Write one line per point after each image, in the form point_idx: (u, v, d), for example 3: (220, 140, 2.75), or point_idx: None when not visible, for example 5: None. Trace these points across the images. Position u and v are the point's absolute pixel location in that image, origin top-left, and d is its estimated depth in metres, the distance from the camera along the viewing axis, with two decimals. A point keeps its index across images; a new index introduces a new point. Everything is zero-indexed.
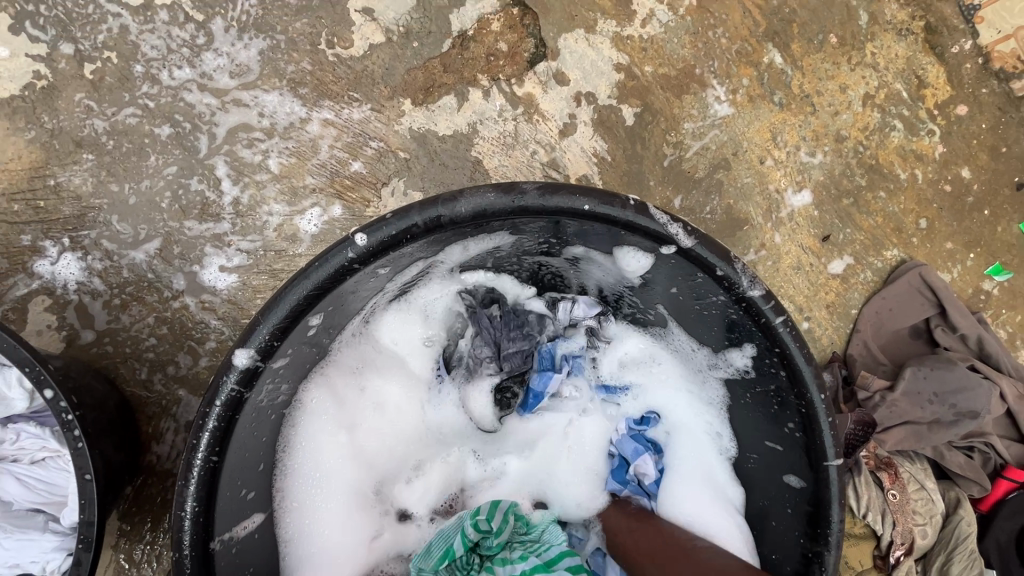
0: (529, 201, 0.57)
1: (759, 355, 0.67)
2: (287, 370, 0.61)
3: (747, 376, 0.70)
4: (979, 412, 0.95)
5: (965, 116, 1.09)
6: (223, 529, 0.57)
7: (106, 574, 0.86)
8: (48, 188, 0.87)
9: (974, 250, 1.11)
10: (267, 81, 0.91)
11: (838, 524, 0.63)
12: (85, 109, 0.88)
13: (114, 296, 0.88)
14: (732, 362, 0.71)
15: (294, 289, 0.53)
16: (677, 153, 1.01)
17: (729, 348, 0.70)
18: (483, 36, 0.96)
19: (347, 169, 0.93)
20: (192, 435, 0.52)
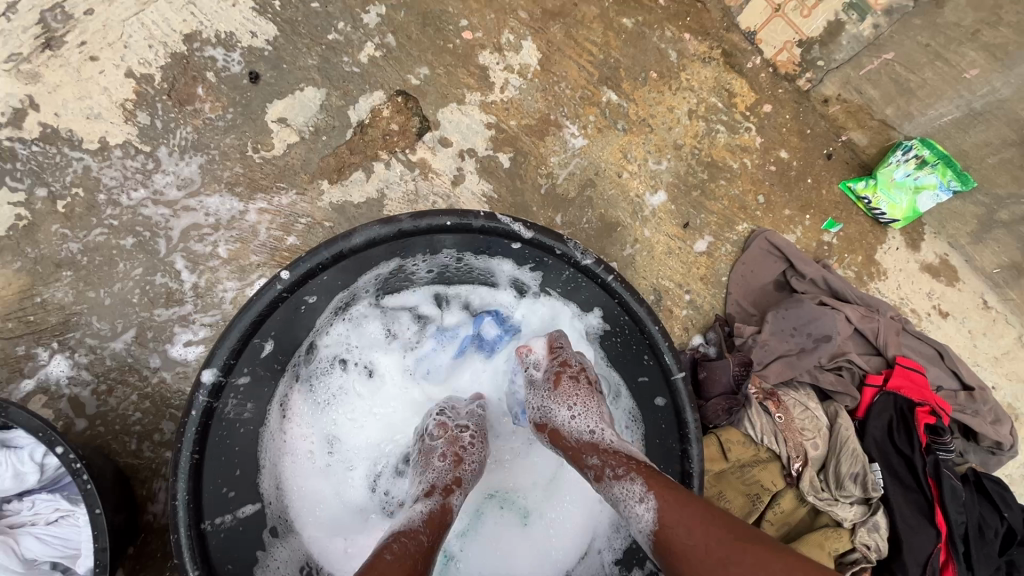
0: (405, 225, 0.80)
1: (607, 310, 0.90)
2: (250, 388, 0.80)
3: (607, 328, 0.93)
4: (831, 334, 1.17)
5: (771, 112, 1.38)
6: (211, 516, 0.74)
7: None
8: (36, 305, 1.05)
9: (809, 212, 1.37)
10: (209, 187, 1.14)
11: (694, 422, 0.83)
12: (62, 237, 1.08)
13: (102, 383, 1.04)
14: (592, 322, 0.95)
15: (242, 319, 0.74)
16: (550, 182, 1.26)
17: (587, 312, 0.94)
18: (378, 122, 1.21)
19: (284, 244, 1.15)
20: (177, 438, 0.70)
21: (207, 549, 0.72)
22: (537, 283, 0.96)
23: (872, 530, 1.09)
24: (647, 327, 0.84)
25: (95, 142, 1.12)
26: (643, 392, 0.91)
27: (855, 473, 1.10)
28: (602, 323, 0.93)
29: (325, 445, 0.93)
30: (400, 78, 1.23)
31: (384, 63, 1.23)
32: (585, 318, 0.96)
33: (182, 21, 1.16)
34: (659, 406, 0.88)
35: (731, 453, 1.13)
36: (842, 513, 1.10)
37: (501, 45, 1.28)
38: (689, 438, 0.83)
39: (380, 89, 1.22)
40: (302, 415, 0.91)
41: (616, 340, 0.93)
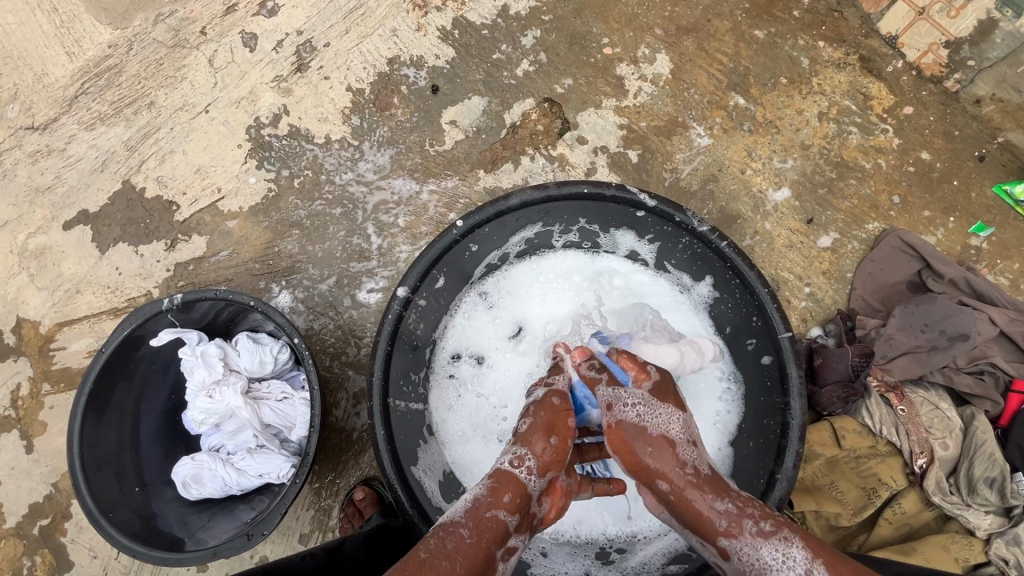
0: (551, 190, 0.98)
1: (717, 278, 1.01)
2: (423, 311, 1.04)
3: (716, 297, 1.04)
4: (968, 333, 1.13)
5: (912, 114, 1.38)
6: (395, 398, 0.98)
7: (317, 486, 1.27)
8: (274, 253, 1.44)
9: (953, 214, 1.33)
10: (396, 172, 1.46)
11: (799, 378, 0.90)
12: (295, 205, 1.47)
13: (310, 313, 1.39)
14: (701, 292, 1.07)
15: (428, 253, 0.98)
16: (674, 176, 1.39)
17: (698, 281, 1.06)
18: (527, 123, 1.46)
19: (446, 218, 1.43)
20: (377, 334, 0.95)
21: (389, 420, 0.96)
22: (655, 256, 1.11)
23: (1012, 543, 1.01)
24: (756, 289, 0.94)
25: (322, 137, 1.50)
26: (749, 354, 0.99)
27: (990, 480, 1.05)
28: (713, 291, 1.05)
29: (474, 399, 1.12)
30: (548, 87, 1.47)
31: (536, 76, 1.48)
32: (696, 289, 1.08)
33: (389, 48, 1.53)
34: (764, 364, 0.96)
35: (845, 441, 1.13)
36: (975, 521, 1.05)
37: (638, 58, 1.47)
38: (791, 392, 0.90)
39: (531, 96, 1.47)
40: (453, 370, 1.12)
41: (726, 305, 1.03)
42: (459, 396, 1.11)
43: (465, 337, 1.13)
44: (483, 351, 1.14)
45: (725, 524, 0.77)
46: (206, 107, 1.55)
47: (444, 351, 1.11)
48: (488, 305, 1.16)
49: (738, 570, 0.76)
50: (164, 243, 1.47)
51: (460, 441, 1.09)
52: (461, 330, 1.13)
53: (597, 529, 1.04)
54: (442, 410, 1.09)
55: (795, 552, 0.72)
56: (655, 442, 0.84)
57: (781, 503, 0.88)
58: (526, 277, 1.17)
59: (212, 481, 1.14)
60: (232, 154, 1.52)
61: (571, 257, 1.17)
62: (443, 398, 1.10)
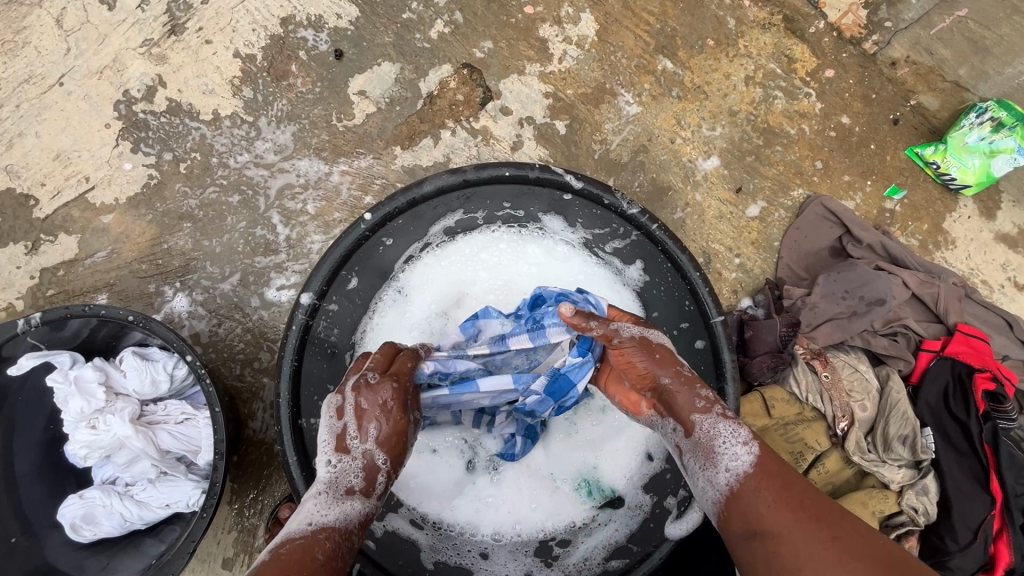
0: (470, 175, 0.91)
1: (647, 264, 0.98)
2: (336, 316, 0.94)
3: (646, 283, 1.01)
4: (885, 298, 1.16)
5: (833, 77, 1.37)
6: (308, 416, 0.88)
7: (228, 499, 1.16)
8: (164, 250, 1.26)
9: (870, 178, 1.35)
10: (300, 152, 1.30)
11: (731, 364, 0.89)
12: (183, 193, 1.28)
13: (213, 317, 1.23)
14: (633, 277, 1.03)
15: (334, 251, 0.87)
16: (604, 147, 1.33)
17: (629, 266, 1.02)
18: (445, 93, 1.33)
19: (362, 202, 1.29)
20: (281, 348, 0.84)
21: (305, 441, 0.86)
22: (585, 234, 1.02)
23: (921, 493, 1.08)
24: (688, 273, 0.90)
25: (209, 114, 1.31)
26: (683, 340, 0.96)
27: (903, 436, 1.10)
28: (644, 276, 1.00)
29: None
30: (466, 51, 1.34)
31: (451, 39, 1.34)
32: (626, 272, 1.03)
33: (281, 6, 1.33)
34: (697, 349, 0.94)
35: (775, 409, 1.16)
36: (889, 475, 1.10)
37: (561, 18, 1.36)
38: (725, 377, 0.89)
39: (448, 62, 1.34)
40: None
41: (659, 288, 0.99)
42: None
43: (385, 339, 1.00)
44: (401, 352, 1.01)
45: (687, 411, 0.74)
46: (59, 80, 1.30)
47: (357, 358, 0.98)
48: (399, 300, 1.02)
49: (693, 447, 0.73)
50: (23, 245, 1.24)
51: None
52: (371, 331, 1.00)
53: (535, 526, 1.00)
54: None
55: (747, 439, 0.70)
56: (656, 352, 0.78)
57: None
58: (439, 262, 1.03)
59: (107, 519, 1.01)
60: (100, 136, 1.29)
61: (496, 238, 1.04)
62: None
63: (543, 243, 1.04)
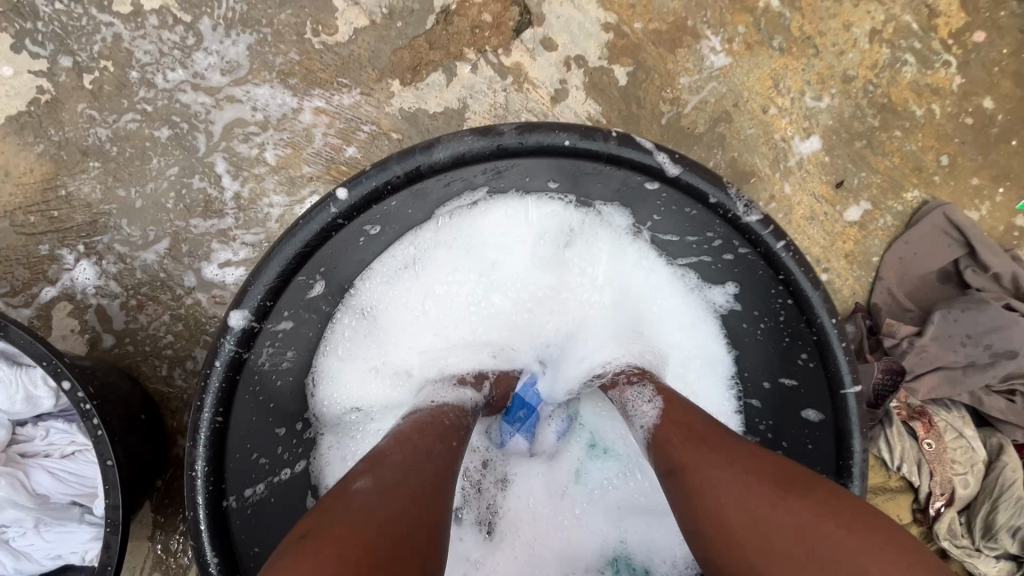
0: (508, 141, 0.58)
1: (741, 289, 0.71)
2: (288, 336, 0.64)
3: (734, 311, 0.74)
4: (1016, 351, 0.90)
5: (983, 42, 1.03)
6: (236, 488, 0.60)
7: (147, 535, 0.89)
8: (60, 198, 0.91)
9: (1003, 184, 1.05)
10: (258, 75, 0.93)
11: (861, 455, 0.61)
12: (88, 119, 0.91)
13: (131, 298, 0.91)
14: (715, 301, 0.75)
15: (285, 246, 0.55)
16: (674, 110, 0.99)
17: (712, 286, 0.74)
18: (466, 9, 0.95)
19: (342, 155, 0.94)
20: (196, 396, 0.54)
21: (229, 528, 0.59)
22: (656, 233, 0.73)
23: None
24: (817, 321, 0.61)
25: (127, 4, 0.91)
26: (787, 401, 0.70)
27: (1014, 527, 0.88)
28: (733, 302, 0.73)
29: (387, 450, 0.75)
30: None
31: None
32: (707, 292, 0.76)
33: None
34: (808, 421, 0.67)
35: None
36: (982, 568, 0.89)
37: None
38: (850, 473, 0.62)
39: None
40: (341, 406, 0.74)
41: (759, 324, 0.71)
42: (360, 448, 0.74)
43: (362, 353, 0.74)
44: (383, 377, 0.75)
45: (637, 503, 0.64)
46: None
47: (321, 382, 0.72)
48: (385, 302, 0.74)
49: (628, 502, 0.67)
50: None
51: None
52: (341, 346, 0.73)
53: None
54: (337, 476, 0.72)
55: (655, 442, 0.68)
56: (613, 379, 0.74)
57: None
58: (444, 251, 0.74)
59: None
60: None
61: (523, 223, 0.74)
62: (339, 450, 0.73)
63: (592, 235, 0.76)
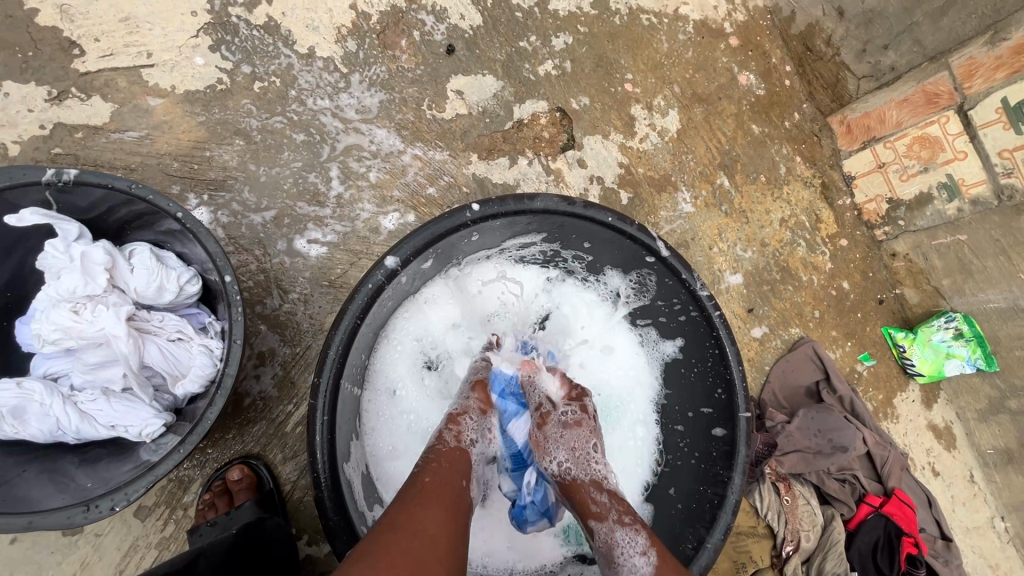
0: (577, 208, 0.93)
1: (684, 343, 1.06)
2: (400, 288, 0.91)
3: (675, 359, 1.09)
4: (848, 447, 1.30)
5: (846, 246, 1.58)
6: (345, 379, 0.83)
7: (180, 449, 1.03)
8: (203, 157, 1.16)
9: (851, 340, 1.54)
10: (381, 121, 1.28)
11: (745, 458, 0.93)
12: (247, 110, 1.20)
13: (231, 245, 1.14)
14: (664, 350, 1.10)
15: (431, 228, 0.86)
16: (653, 230, 1.43)
17: (665, 340, 1.10)
18: (534, 125, 1.38)
19: (424, 190, 1.28)
20: (348, 302, 0.79)
21: (337, 402, 0.80)
22: (632, 302, 1.12)
23: None
24: (731, 366, 0.96)
25: (305, 48, 1.26)
26: (703, 424, 1.02)
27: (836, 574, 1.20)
28: (678, 353, 1.08)
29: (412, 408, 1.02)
30: (564, 98, 1.42)
31: (556, 82, 1.42)
32: (661, 344, 1.11)
33: None
34: (715, 436, 0.99)
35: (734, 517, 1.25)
36: None
37: (652, 106, 1.48)
38: (736, 469, 0.93)
39: (546, 100, 1.40)
40: (389, 371, 1.01)
41: (692, 370, 1.05)
42: (395, 401, 1.00)
43: (415, 333, 1.05)
44: (421, 357, 1.05)
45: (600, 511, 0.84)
46: None
47: (385, 346, 0.99)
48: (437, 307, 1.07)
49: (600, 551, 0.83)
50: (47, 90, 1.11)
51: (392, 457, 0.97)
52: (401, 327, 1.03)
53: (506, 565, 0.98)
54: (376, 418, 0.96)
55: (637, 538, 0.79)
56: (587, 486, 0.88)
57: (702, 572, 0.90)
58: (482, 282, 1.11)
59: (37, 420, 0.86)
60: (180, 19, 1.20)
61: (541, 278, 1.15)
62: (383, 398, 0.98)
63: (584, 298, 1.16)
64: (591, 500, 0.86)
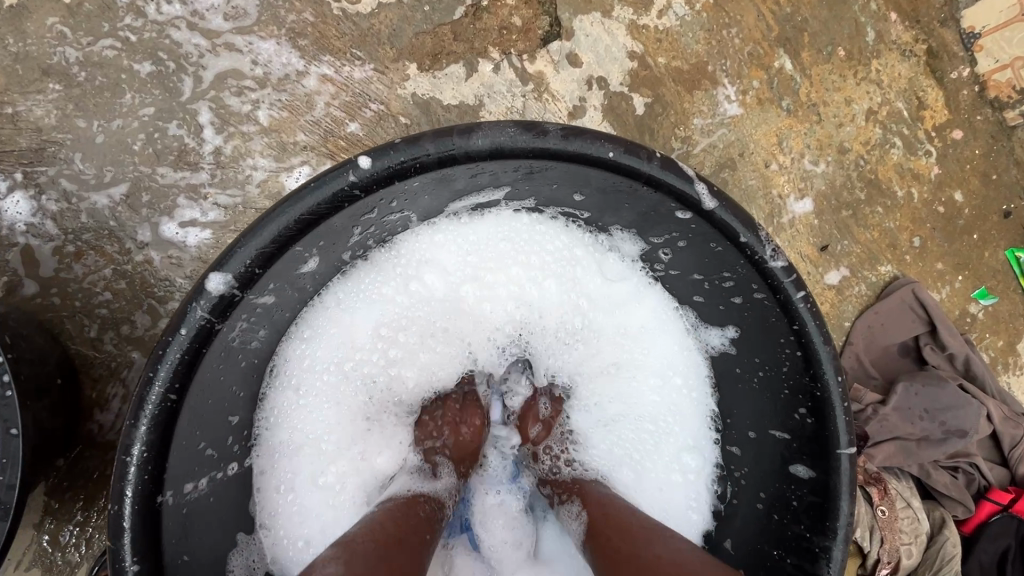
0: (551, 142, 0.54)
1: (740, 334, 0.70)
2: (266, 311, 0.56)
3: (727, 355, 0.73)
4: (967, 430, 0.95)
5: (959, 140, 1.12)
6: (176, 481, 0.50)
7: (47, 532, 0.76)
8: (6, 117, 0.79)
9: (962, 273, 1.13)
10: (265, 28, 0.85)
11: (848, 518, 0.60)
12: (57, 35, 0.80)
13: (69, 243, 0.79)
14: (709, 342, 0.74)
15: (286, 210, 0.49)
16: (684, 148, 0.99)
17: (710, 328, 0.73)
18: (498, 8, 0.92)
19: (342, 129, 0.88)
20: (149, 364, 0.45)
21: (162, 526, 0.49)
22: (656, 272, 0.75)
23: None
24: (822, 376, 0.60)
25: None
26: (773, 453, 0.68)
27: None
28: (730, 346, 0.71)
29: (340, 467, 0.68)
30: None
31: None
32: (703, 333, 0.74)
33: None
34: (793, 476, 0.65)
35: None
36: None
37: None
38: (834, 536, 0.60)
39: None
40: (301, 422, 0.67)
41: (754, 371, 0.69)
42: (309, 464, 0.66)
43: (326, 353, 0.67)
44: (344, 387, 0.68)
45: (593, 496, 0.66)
46: None
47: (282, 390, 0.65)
48: (362, 311, 0.69)
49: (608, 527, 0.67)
50: None
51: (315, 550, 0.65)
52: (309, 350, 0.67)
53: None
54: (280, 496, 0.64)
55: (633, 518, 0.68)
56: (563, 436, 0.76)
57: None
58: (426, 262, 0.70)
59: None
60: None
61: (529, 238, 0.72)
62: (288, 463, 0.65)
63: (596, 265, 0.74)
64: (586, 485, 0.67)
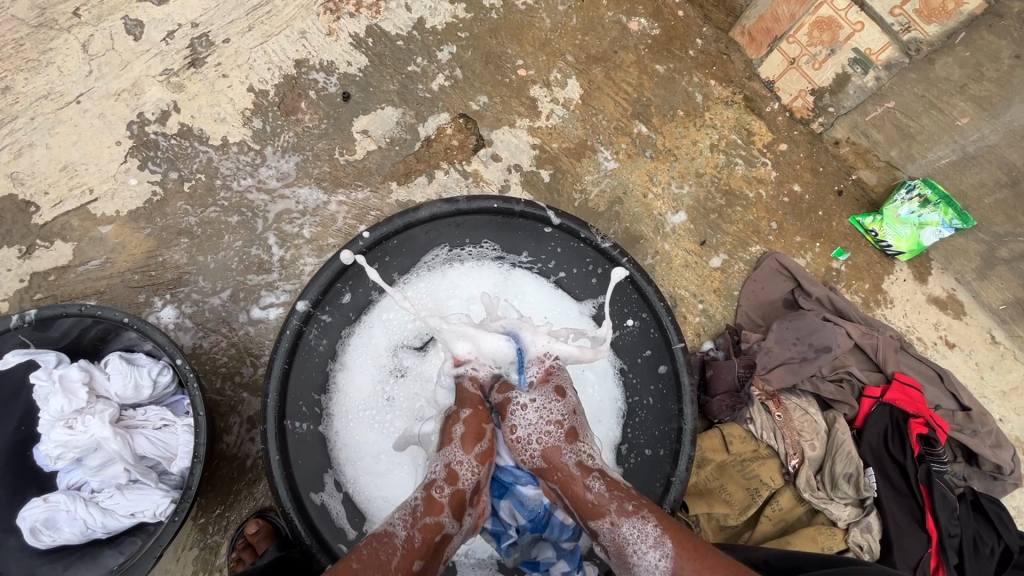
0: (461, 205, 1.00)
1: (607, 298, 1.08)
2: (328, 327, 1.00)
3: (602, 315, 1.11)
4: (831, 345, 1.28)
5: (787, 150, 1.54)
6: (292, 418, 0.94)
7: (200, 520, 1.16)
8: (158, 263, 1.30)
9: (819, 240, 1.51)
10: (301, 180, 1.39)
11: (690, 386, 0.98)
12: (184, 211, 1.34)
13: (200, 331, 1.27)
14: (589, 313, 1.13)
15: (331, 265, 0.96)
16: (583, 197, 1.46)
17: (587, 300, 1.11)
18: (441, 138, 1.45)
19: (356, 230, 1.38)
20: (272, 349, 0.92)
21: (286, 442, 0.92)
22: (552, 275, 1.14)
23: (865, 530, 1.15)
24: (653, 303, 1.00)
25: (219, 139, 1.39)
26: (646, 366, 1.04)
27: (848, 475, 1.19)
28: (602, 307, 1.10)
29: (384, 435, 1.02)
30: (463, 103, 1.47)
31: (451, 91, 1.47)
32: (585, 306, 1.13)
33: (296, 50, 1.44)
34: (660, 374, 1.02)
35: (732, 446, 1.24)
36: (836, 512, 1.17)
37: (550, 81, 1.51)
38: (684, 399, 0.98)
39: (447, 111, 1.46)
40: (355, 418, 1.02)
41: (625, 318, 1.06)
42: (363, 432, 1.02)
43: (372, 361, 1.05)
44: (383, 383, 1.05)
45: (598, 505, 0.84)
46: (77, 98, 1.37)
47: (337, 414, 1.01)
48: (391, 330, 1.07)
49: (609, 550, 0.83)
50: (17, 249, 1.28)
51: (369, 485, 1.00)
52: (354, 370, 1.04)
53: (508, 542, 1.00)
54: (347, 450, 1.00)
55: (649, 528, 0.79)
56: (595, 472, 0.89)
57: (678, 499, 0.95)
58: (428, 296, 1.09)
59: (69, 525, 1.00)
60: (109, 151, 1.36)
61: (485, 267, 1.11)
62: (352, 432, 1.01)
63: (525, 280, 1.11)
64: (584, 490, 0.86)
